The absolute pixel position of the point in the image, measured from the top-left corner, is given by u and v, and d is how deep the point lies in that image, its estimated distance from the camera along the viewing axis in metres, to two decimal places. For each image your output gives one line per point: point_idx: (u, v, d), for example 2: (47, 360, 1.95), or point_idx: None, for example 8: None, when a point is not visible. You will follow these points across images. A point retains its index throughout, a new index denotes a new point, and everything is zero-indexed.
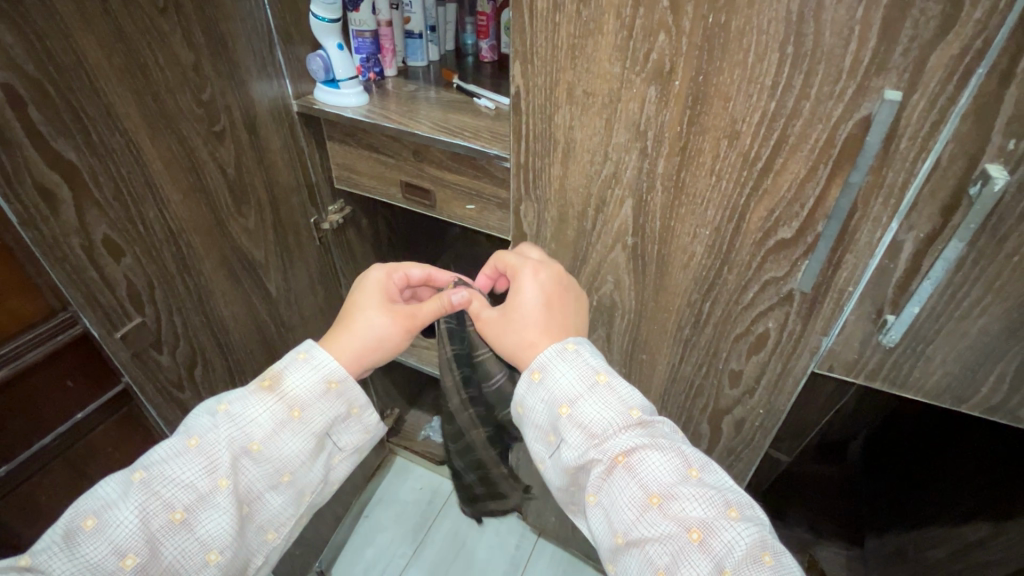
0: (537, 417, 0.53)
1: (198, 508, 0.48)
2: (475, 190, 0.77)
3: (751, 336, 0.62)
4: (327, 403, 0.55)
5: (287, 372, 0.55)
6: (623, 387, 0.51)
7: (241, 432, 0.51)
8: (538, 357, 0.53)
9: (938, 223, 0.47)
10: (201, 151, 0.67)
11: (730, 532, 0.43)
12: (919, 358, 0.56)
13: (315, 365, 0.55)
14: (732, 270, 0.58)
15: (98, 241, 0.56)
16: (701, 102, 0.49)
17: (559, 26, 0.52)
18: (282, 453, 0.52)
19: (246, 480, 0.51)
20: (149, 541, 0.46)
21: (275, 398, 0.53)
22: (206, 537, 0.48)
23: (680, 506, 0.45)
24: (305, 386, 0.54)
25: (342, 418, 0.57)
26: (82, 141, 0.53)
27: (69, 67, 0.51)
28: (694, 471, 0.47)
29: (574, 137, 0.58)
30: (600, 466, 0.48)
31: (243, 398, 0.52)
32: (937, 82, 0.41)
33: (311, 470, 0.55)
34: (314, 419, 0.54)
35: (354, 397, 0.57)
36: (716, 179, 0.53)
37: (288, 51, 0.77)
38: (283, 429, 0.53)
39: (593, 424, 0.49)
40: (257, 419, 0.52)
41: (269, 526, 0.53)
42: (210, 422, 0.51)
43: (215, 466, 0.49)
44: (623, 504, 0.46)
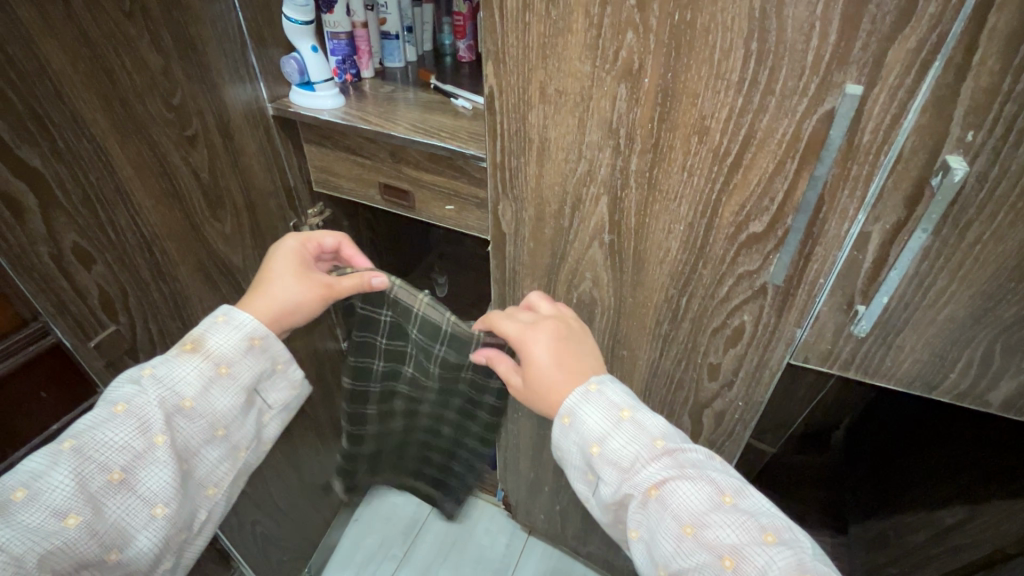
0: (573, 459, 0.56)
1: (136, 467, 0.50)
2: (453, 190, 0.77)
3: (727, 329, 0.63)
4: (252, 360, 0.58)
5: (208, 334, 0.57)
6: (647, 420, 0.53)
7: (171, 393, 0.53)
8: (566, 403, 0.55)
9: (903, 214, 0.48)
10: (173, 156, 0.66)
11: (765, 555, 0.43)
12: (891, 347, 0.57)
13: (237, 324, 0.58)
14: (707, 264, 0.59)
15: (67, 249, 0.55)
16: (670, 99, 0.50)
17: (529, 25, 0.52)
18: (214, 410, 0.56)
19: (181, 435, 0.53)
20: (91, 501, 0.47)
21: (200, 357, 0.55)
22: (149, 492, 0.50)
23: (714, 535, 0.46)
24: (229, 345, 0.57)
25: (268, 374, 0.61)
26: (48, 148, 0.52)
27: (32, 74, 0.50)
28: (727, 498, 0.48)
29: (547, 136, 0.58)
30: (634, 500, 0.50)
31: (168, 362, 0.54)
32: (897, 76, 0.41)
33: (242, 423, 0.59)
34: (242, 373, 0.57)
35: (278, 353, 0.61)
36: (688, 175, 0.53)
37: (261, 52, 0.76)
38: (212, 385, 0.55)
39: (624, 458, 0.52)
40: (185, 380, 0.54)
41: (208, 477, 0.57)
42: (135, 388, 0.52)
43: (148, 425, 0.51)
44: (661, 537, 0.47)
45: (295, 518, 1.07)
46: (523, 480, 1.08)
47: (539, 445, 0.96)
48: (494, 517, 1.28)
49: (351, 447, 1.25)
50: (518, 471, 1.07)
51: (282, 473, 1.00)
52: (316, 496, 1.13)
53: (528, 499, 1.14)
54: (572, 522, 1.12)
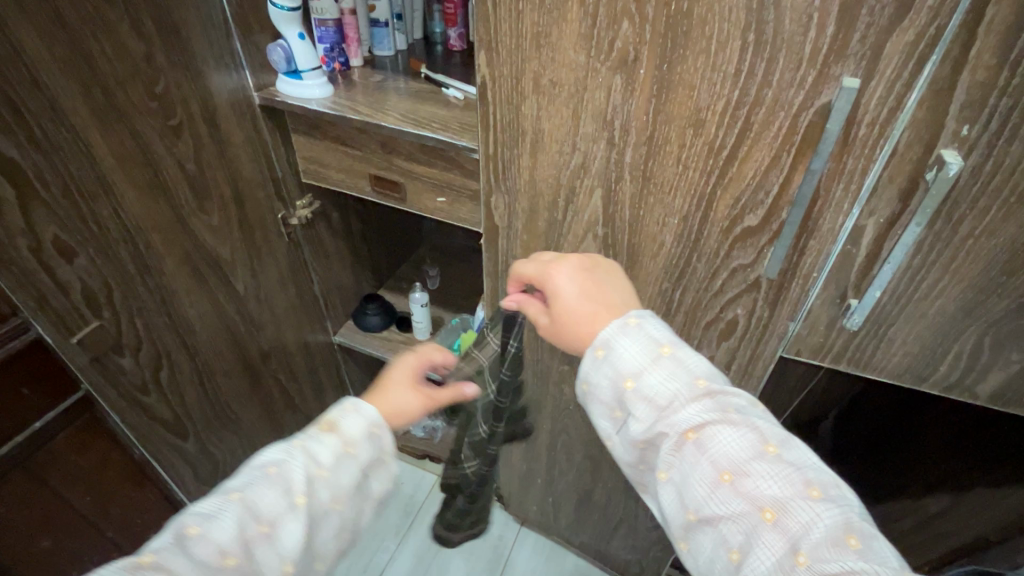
0: (602, 394, 0.55)
1: (280, 524, 0.46)
2: (445, 182, 0.76)
3: (721, 322, 0.63)
4: (376, 445, 0.54)
5: (342, 416, 0.53)
6: (688, 359, 0.51)
7: (312, 458, 0.49)
8: (602, 335, 0.54)
9: (897, 208, 0.48)
10: (157, 146, 0.64)
11: (810, 512, 0.43)
12: (882, 340, 0.57)
13: (364, 412, 0.54)
14: (701, 258, 0.58)
15: (47, 242, 0.53)
16: (666, 90, 0.49)
17: (523, 13, 0.51)
18: (344, 486, 0.51)
19: (321, 505, 0.49)
20: (245, 549, 0.44)
21: (337, 435, 0.51)
22: (286, 554, 0.46)
23: (755, 486, 0.45)
24: (361, 426, 0.53)
25: (376, 466, 0.54)
26: (24, 137, 0.50)
27: (7, 60, 0.48)
28: (771, 447, 0.46)
29: (541, 127, 0.58)
30: (668, 441, 0.49)
31: (314, 433, 0.51)
32: (894, 69, 0.41)
33: (365, 501, 0.54)
34: (367, 455, 0.53)
35: (388, 443, 0.55)
36: (683, 168, 0.53)
37: (246, 39, 0.74)
38: (348, 459, 0.51)
39: (659, 396, 0.51)
40: (328, 448, 0.50)
41: (319, 558, 0.51)
42: (284, 451, 0.49)
43: (291, 486, 0.47)
44: (695, 481, 0.47)
45: None
46: (515, 472, 1.10)
47: (531, 437, 0.98)
48: None
49: None
50: (511, 462, 1.08)
51: None
52: None
53: (520, 490, 1.14)
54: (565, 513, 1.12)
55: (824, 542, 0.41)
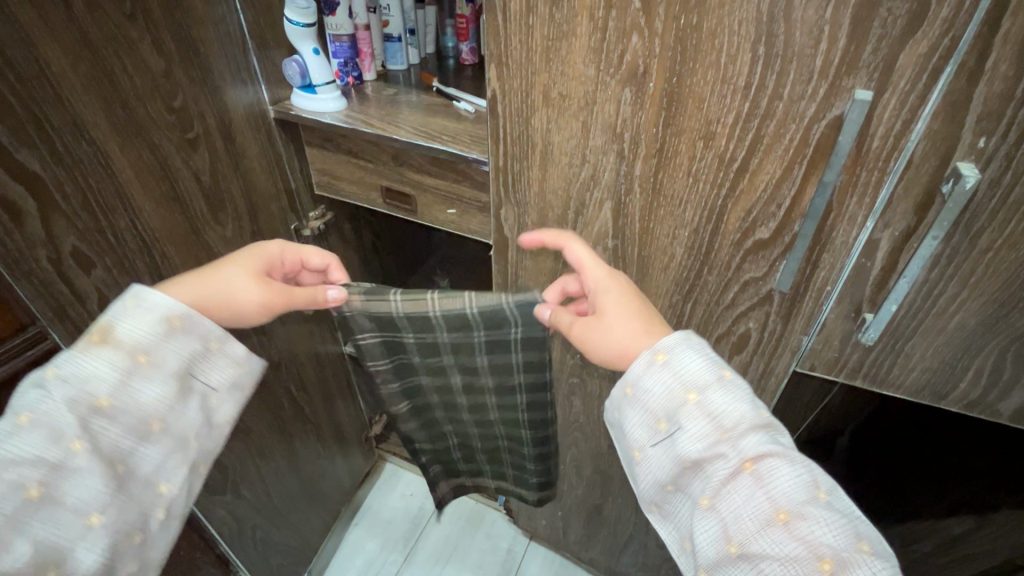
0: (649, 399, 0.54)
1: (55, 479, 0.46)
2: (455, 194, 0.77)
3: (733, 336, 0.62)
4: (177, 344, 0.54)
5: (118, 320, 0.52)
6: (747, 391, 0.52)
7: (79, 392, 0.49)
8: (668, 340, 0.54)
9: (913, 220, 0.47)
10: (174, 159, 0.65)
11: (865, 566, 0.42)
12: (899, 355, 0.56)
13: (150, 306, 0.53)
14: (712, 270, 0.58)
15: (66, 253, 0.55)
16: (675, 104, 0.49)
17: (533, 28, 0.52)
18: (140, 403, 0.52)
19: (108, 438, 0.50)
20: (1, 524, 0.43)
21: (112, 349, 0.51)
22: (73, 502, 0.47)
23: (807, 528, 0.44)
24: (141, 331, 0.52)
25: (203, 356, 0.57)
26: (47, 151, 0.51)
27: (31, 76, 0.49)
28: (822, 493, 0.46)
29: (550, 140, 0.59)
30: (723, 466, 0.49)
31: (73, 359, 0.50)
32: (907, 81, 0.41)
33: (184, 415, 0.55)
34: (166, 360, 0.53)
35: (208, 329, 0.56)
36: (693, 181, 0.53)
37: (263, 55, 0.76)
38: (131, 378, 0.51)
39: (722, 417, 0.50)
40: (94, 375, 0.50)
41: (158, 477, 0.53)
42: (41, 394, 0.48)
43: (58, 433, 0.47)
44: (746, 513, 0.46)
45: (294, 523, 1.06)
46: None
47: None
48: (495, 521, 1.28)
49: (353, 450, 1.24)
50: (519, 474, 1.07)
51: (282, 477, 0.99)
52: (316, 499, 1.13)
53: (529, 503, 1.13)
54: (575, 528, 1.11)
55: None
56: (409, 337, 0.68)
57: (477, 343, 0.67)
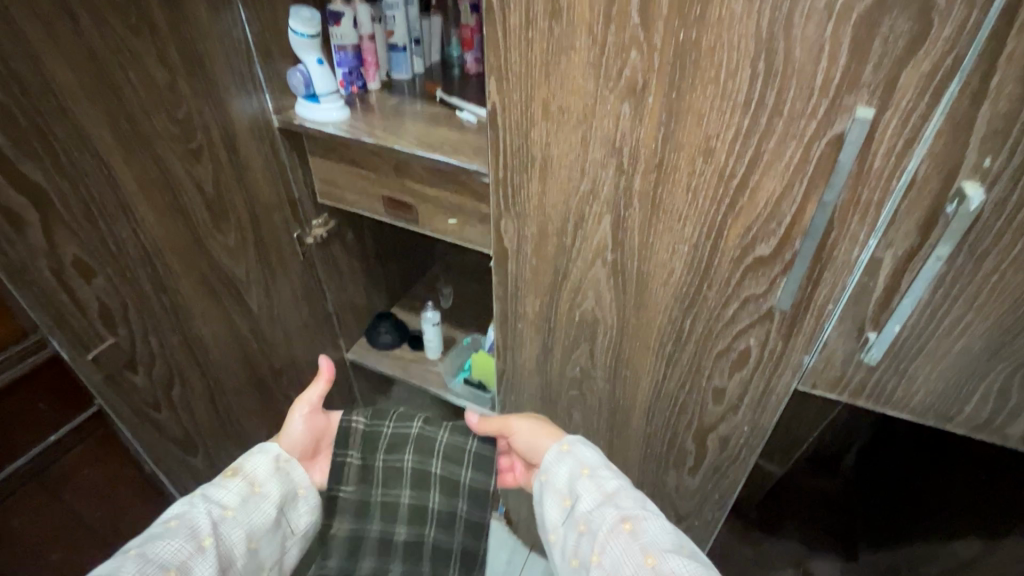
0: (558, 483, 0.58)
1: (221, 529, 0.50)
2: (456, 204, 0.77)
3: (733, 352, 0.61)
4: (280, 479, 0.56)
5: (247, 461, 0.55)
6: (646, 523, 0.50)
7: (240, 489, 0.53)
8: (568, 436, 0.60)
9: (917, 240, 0.46)
10: (177, 169, 0.66)
11: (675, 563, 0.46)
12: (903, 376, 0.55)
13: (266, 451, 0.57)
14: (712, 286, 0.57)
15: (68, 263, 0.55)
16: (674, 119, 0.49)
17: (532, 41, 0.52)
18: (286, 488, 0.57)
19: (267, 506, 0.54)
20: (208, 552, 0.48)
21: (240, 479, 0.53)
22: (232, 555, 0.50)
23: (672, 567, 0.46)
24: (260, 471, 0.55)
25: (292, 497, 0.58)
26: (50, 163, 0.52)
27: (37, 90, 0.50)
28: (648, 558, 0.47)
29: (550, 153, 0.58)
30: (605, 526, 0.51)
31: (243, 465, 0.55)
32: (909, 100, 0.40)
33: (301, 478, 0.59)
34: (294, 478, 0.58)
35: (300, 477, 0.58)
36: (692, 196, 0.52)
37: (268, 65, 0.76)
38: (271, 478, 0.55)
39: (606, 486, 0.54)
40: (253, 467, 0.55)
41: (291, 523, 0.57)
42: (247, 455, 0.56)
43: (251, 477, 0.54)
44: (621, 556, 0.49)
45: None
46: (524, 496, 1.08)
47: None
48: (495, 531, 1.27)
49: None
50: (519, 484, 1.06)
51: None
52: None
53: (529, 514, 1.12)
54: None
55: None
56: (354, 447, 0.64)
57: (437, 441, 0.66)
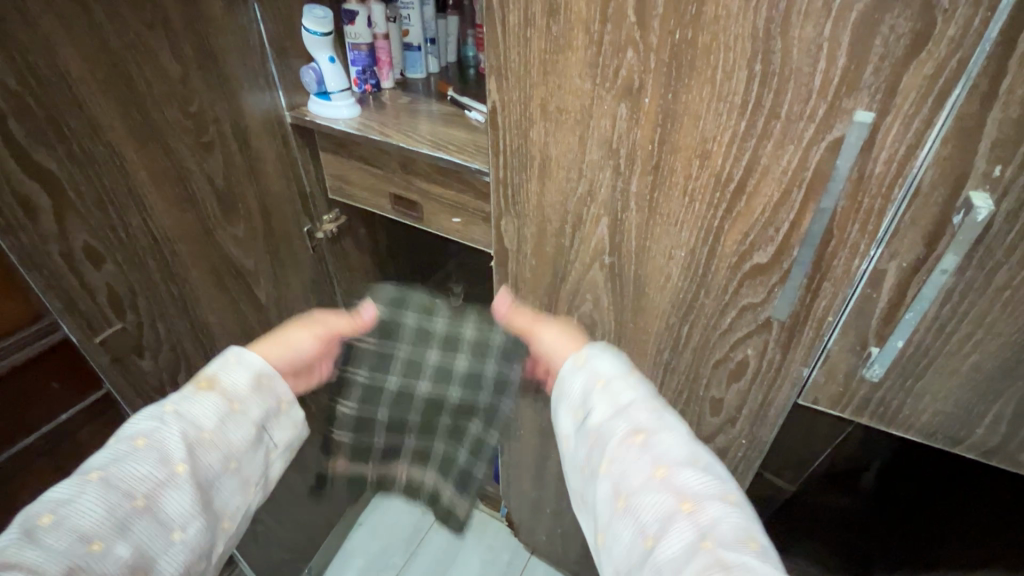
0: (571, 395, 0.55)
1: (159, 494, 0.45)
2: (460, 203, 0.77)
3: (730, 362, 0.59)
4: (260, 399, 0.53)
5: (221, 375, 0.52)
6: (663, 436, 0.49)
7: (190, 425, 0.48)
8: (586, 348, 0.57)
9: (922, 252, 0.44)
10: (189, 161, 0.68)
11: (720, 510, 0.44)
12: (909, 395, 0.52)
13: (246, 364, 0.53)
14: (709, 294, 0.55)
15: (79, 249, 0.57)
16: (671, 121, 0.48)
17: (531, 40, 0.52)
18: (229, 442, 0.50)
19: (204, 467, 0.48)
20: (116, 527, 0.42)
21: (215, 395, 0.50)
22: (166, 519, 0.45)
23: (682, 480, 0.46)
24: (239, 385, 0.52)
25: (273, 414, 0.55)
26: (64, 152, 0.54)
27: (52, 81, 0.52)
28: (687, 503, 0.45)
29: (548, 153, 0.58)
30: (618, 437, 0.50)
31: (189, 399, 0.49)
32: (912, 104, 0.38)
33: (256, 460, 0.52)
34: (252, 410, 0.52)
35: (282, 391, 0.55)
36: (689, 201, 0.51)
37: (282, 62, 0.78)
38: (224, 421, 0.50)
39: (621, 397, 0.52)
40: (201, 412, 0.49)
41: (250, 483, 0.51)
42: (156, 422, 0.47)
43: (167, 454, 0.46)
44: (634, 472, 0.47)
45: (297, 520, 1.08)
46: (525, 499, 1.07)
47: (540, 463, 0.96)
48: (497, 532, 1.27)
49: None
50: (520, 486, 1.05)
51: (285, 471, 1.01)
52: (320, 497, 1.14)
53: (529, 517, 1.12)
54: (574, 546, 1.09)
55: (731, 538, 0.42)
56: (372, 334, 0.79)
57: (465, 333, 0.82)
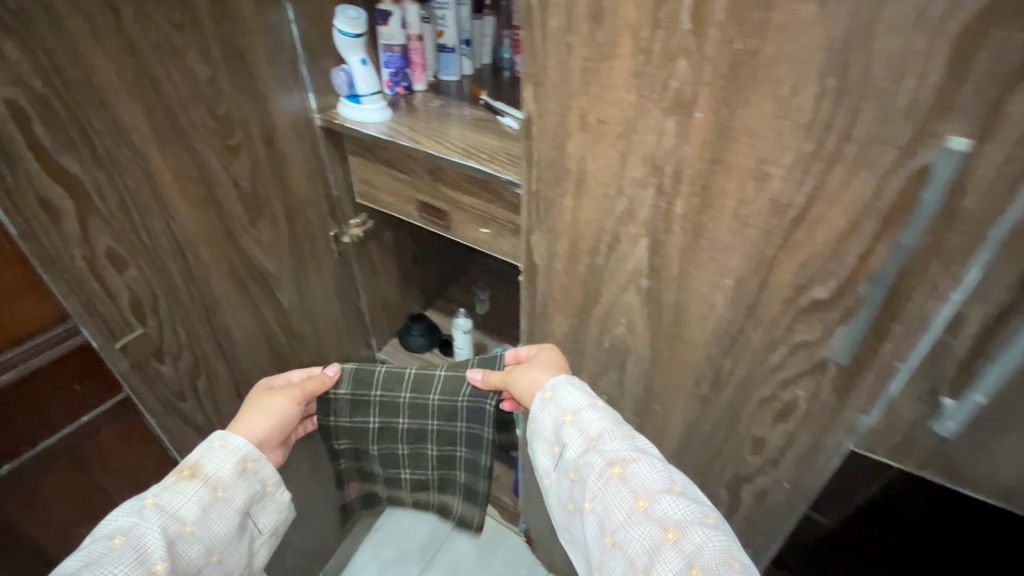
0: (543, 429, 0.57)
1: None
2: (489, 214, 0.74)
3: (777, 402, 0.54)
4: (244, 483, 0.55)
5: (203, 461, 0.53)
6: (639, 468, 0.49)
7: (171, 518, 0.48)
8: (553, 379, 0.59)
9: (1014, 297, 0.38)
10: (214, 165, 0.66)
11: (701, 532, 0.44)
12: (984, 452, 0.46)
13: (232, 448, 0.55)
14: (757, 327, 0.51)
15: (101, 253, 0.56)
16: (725, 139, 0.43)
17: (572, 47, 0.48)
18: (212, 533, 0.51)
19: (186, 562, 0.49)
20: None
21: (199, 483, 0.51)
22: None
23: (664, 509, 0.46)
24: (223, 471, 0.53)
25: (257, 498, 0.56)
26: (88, 155, 0.53)
27: (77, 83, 0.50)
28: (671, 533, 0.44)
29: (586, 167, 0.54)
30: (594, 471, 0.50)
31: (168, 489, 0.50)
32: (1017, 131, 0.33)
33: (237, 550, 0.54)
34: (237, 496, 0.54)
35: (268, 476, 0.57)
36: (741, 226, 0.46)
37: (313, 63, 0.76)
38: (210, 509, 0.51)
39: (592, 428, 0.53)
40: (184, 505, 0.50)
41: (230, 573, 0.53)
42: (134, 517, 0.47)
43: (145, 553, 0.46)
44: (614, 506, 0.48)
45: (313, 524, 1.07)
46: (545, 518, 1.04)
47: None
48: (514, 547, 1.24)
49: None
50: (540, 505, 1.01)
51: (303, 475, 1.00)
52: None
53: (549, 536, 1.08)
54: None
55: (713, 562, 0.42)
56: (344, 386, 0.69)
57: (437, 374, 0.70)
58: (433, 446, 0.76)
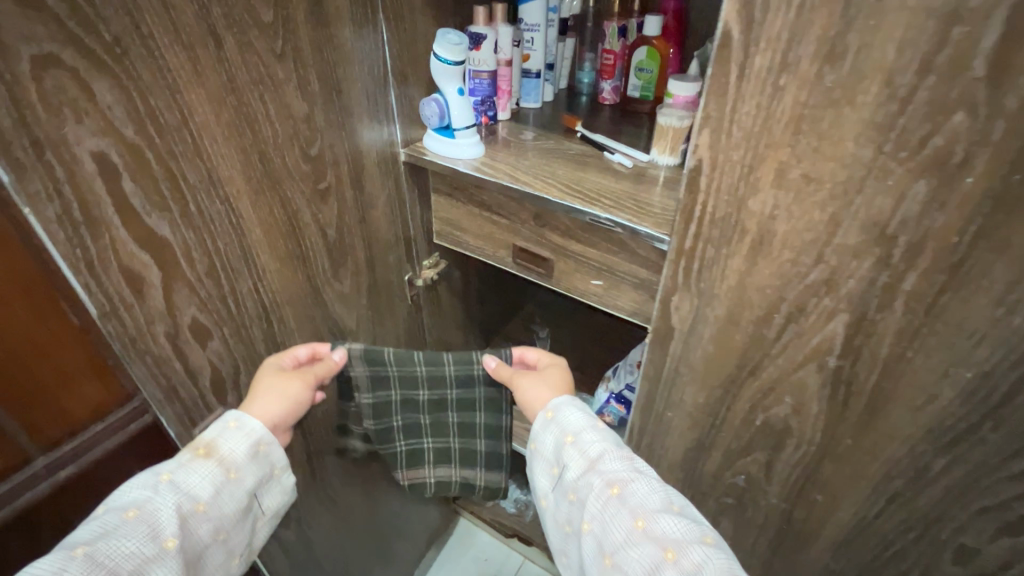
0: (544, 450, 0.54)
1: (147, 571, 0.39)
2: (606, 264, 0.65)
3: (1007, 512, 0.45)
4: (255, 465, 0.49)
5: (221, 441, 0.47)
6: (639, 489, 0.47)
7: (185, 496, 0.43)
8: (555, 399, 0.56)
9: None
10: (304, 212, 0.57)
11: (702, 553, 0.43)
12: None
13: (247, 430, 0.49)
14: (998, 427, 0.42)
15: (185, 326, 0.47)
16: (1005, 211, 0.35)
17: (784, 91, 0.40)
18: (221, 513, 0.46)
19: (193, 541, 0.44)
20: None
21: (213, 462, 0.46)
22: None
23: (663, 530, 0.45)
24: (237, 452, 0.47)
25: (265, 479, 0.51)
26: (178, 214, 0.44)
27: (172, 129, 0.42)
28: (670, 552, 0.43)
29: (773, 229, 0.45)
30: (593, 492, 0.48)
31: (180, 468, 0.44)
32: None
33: (241, 530, 0.49)
34: (247, 478, 0.48)
35: (280, 458, 0.51)
36: (1004, 314, 0.38)
37: (402, 92, 0.67)
38: (220, 491, 0.46)
39: (592, 450, 0.51)
40: (196, 484, 0.44)
41: (231, 555, 0.48)
42: (149, 490, 0.42)
43: (158, 528, 0.41)
44: (614, 528, 0.46)
45: None
46: None
47: None
48: None
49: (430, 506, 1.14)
50: None
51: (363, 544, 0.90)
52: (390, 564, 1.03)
53: None
54: None
55: None
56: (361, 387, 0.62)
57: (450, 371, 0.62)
58: (452, 419, 0.67)
